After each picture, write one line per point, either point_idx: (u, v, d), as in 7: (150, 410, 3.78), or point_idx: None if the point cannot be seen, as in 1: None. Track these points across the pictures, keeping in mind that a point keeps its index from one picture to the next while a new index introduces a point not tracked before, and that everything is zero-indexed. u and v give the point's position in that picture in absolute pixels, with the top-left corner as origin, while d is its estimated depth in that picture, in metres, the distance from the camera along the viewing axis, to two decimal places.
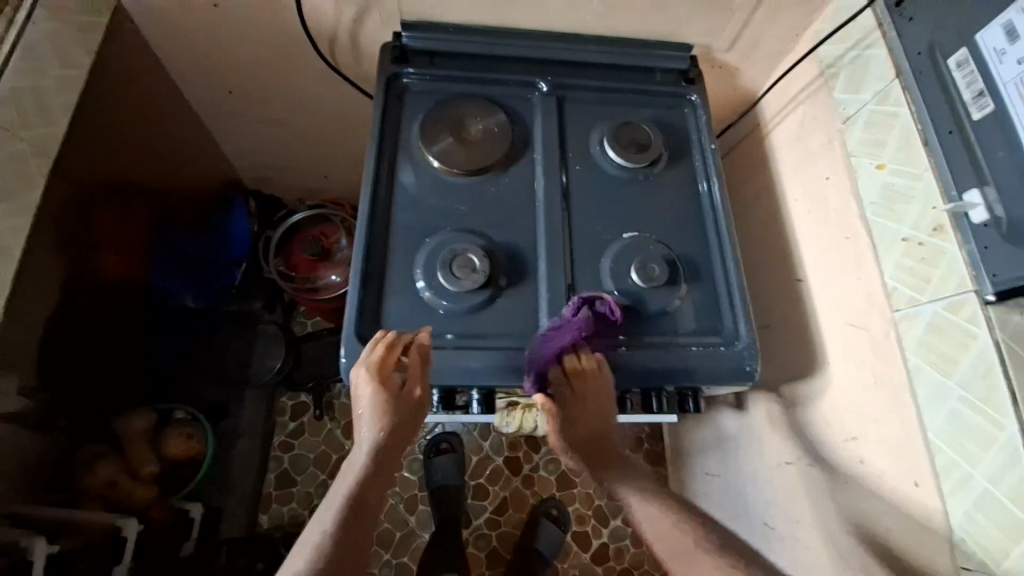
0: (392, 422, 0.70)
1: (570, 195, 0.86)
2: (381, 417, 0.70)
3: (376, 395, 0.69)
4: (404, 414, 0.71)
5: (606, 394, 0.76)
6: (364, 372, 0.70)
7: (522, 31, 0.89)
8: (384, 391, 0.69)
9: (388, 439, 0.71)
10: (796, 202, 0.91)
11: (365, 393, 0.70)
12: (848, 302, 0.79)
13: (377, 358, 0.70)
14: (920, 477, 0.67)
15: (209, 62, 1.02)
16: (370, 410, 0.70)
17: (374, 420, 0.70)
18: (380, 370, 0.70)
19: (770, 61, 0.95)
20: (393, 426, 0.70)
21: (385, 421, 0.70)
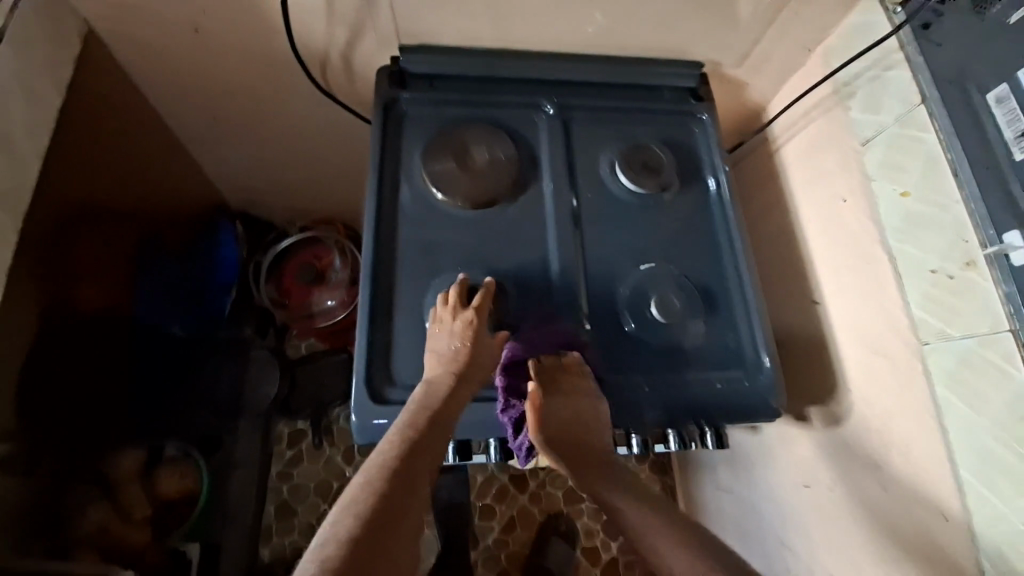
0: (472, 368, 0.66)
1: (581, 223, 0.81)
2: (466, 359, 0.65)
3: (473, 336, 0.66)
4: (484, 365, 0.67)
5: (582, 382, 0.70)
6: (469, 311, 0.68)
7: (525, 51, 0.85)
8: (482, 336, 0.68)
9: (463, 384, 0.64)
10: (810, 222, 0.89)
11: (457, 333, 0.67)
12: (868, 329, 0.77)
13: (480, 303, 0.69)
14: (950, 511, 0.66)
15: (190, 86, 0.95)
16: (459, 350, 0.66)
17: (460, 359, 0.65)
18: (482, 314, 0.68)
19: (780, 76, 0.92)
20: (474, 370, 0.66)
21: (467, 364, 0.65)
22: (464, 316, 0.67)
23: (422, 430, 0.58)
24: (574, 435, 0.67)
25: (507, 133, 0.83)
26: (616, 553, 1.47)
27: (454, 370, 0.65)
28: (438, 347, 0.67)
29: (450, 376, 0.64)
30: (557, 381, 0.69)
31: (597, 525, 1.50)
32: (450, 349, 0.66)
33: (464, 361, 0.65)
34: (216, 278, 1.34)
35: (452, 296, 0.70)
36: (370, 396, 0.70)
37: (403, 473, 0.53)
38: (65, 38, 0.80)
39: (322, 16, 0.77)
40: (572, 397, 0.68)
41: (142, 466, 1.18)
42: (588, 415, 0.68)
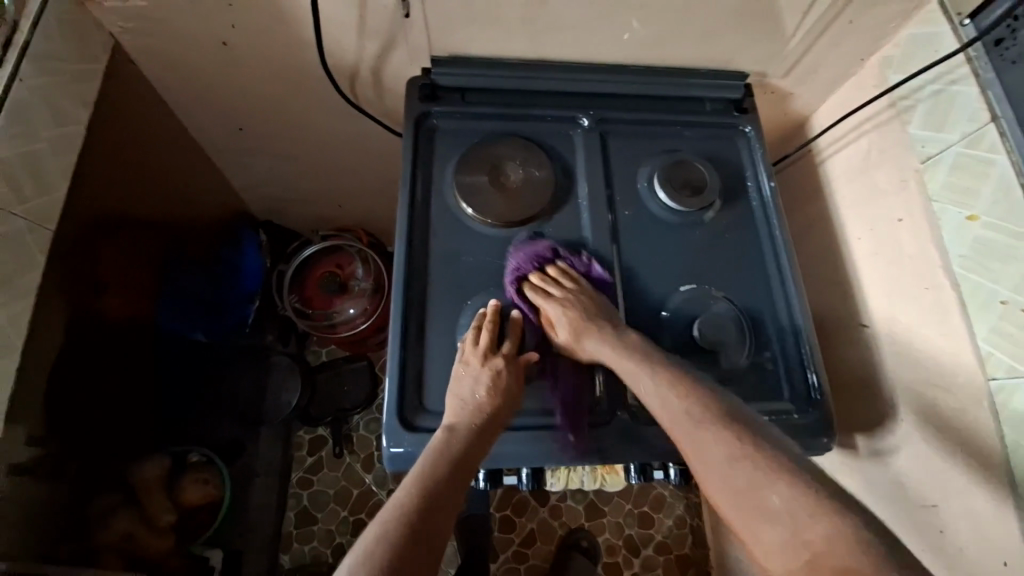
0: (498, 418, 0.63)
1: (619, 242, 0.78)
2: (495, 409, 0.63)
3: (503, 385, 0.64)
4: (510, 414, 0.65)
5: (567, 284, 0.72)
6: (500, 358, 0.66)
7: (561, 62, 0.81)
8: (512, 384, 0.65)
9: (487, 433, 0.62)
10: (860, 242, 0.84)
11: (486, 380, 0.64)
12: (926, 360, 0.72)
13: (511, 350, 0.67)
14: (1009, 558, 0.62)
15: (216, 100, 0.94)
16: (488, 399, 0.63)
17: (488, 408, 0.63)
18: (512, 362, 0.66)
19: (829, 86, 0.87)
20: (497, 421, 0.63)
21: (493, 413, 0.63)
22: (493, 363, 0.65)
23: (443, 478, 0.55)
24: (581, 327, 0.68)
25: (542, 148, 0.80)
26: (638, 570, 1.44)
27: (479, 418, 0.62)
28: (463, 391, 0.64)
29: (473, 425, 0.61)
30: (551, 287, 0.71)
31: (619, 541, 1.47)
32: (478, 394, 0.64)
33: (489, 410, 0.63)
34: (240, 286, 1.32)
35: (483, 339, 0.66)
36: (401, 423, 0.67)
37: (422, 526, 0.50)
38: (91, 55, 0.79)
39: (352, 30, 0.75)
40: (571, 297, 0.70)
41: (166, 474, 1.19)
42: (592, 304, 0.69)
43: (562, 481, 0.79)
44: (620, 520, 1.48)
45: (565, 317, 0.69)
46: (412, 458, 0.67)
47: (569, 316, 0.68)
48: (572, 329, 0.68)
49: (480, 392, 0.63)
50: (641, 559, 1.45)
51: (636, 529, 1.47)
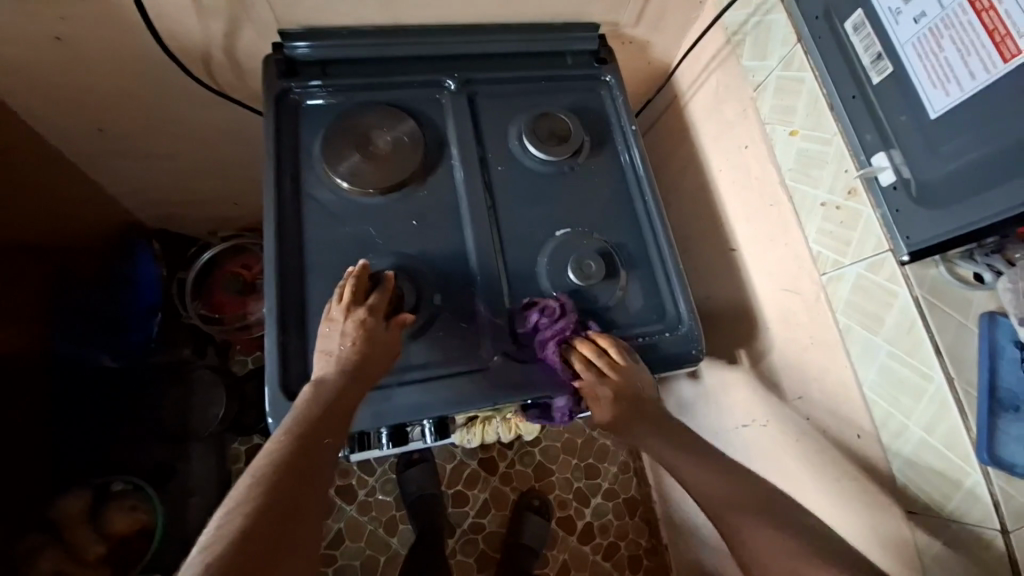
0: (372, 366, 0.63)
1: (494, 199, 0.81)
2: (366, 356, 0.63)
3: (369, 336, 0.63)
4: (385, 362, 0.65)
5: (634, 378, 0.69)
6: (360, 309, 0.65)
7: (417, 27, 0.82)
8: (376, 332, 0.64)
9: (360, 380, 0.61)
10: (720, 172, 0.91)
11: (351, 334, 0.63)
12: (778, 269, 0.80)
13: (378, 305, 0.66)
14: (862, 429, 0.70)
15: (70, 105, 0.89)
16: (354, 348, 0.62)
17: (358, 356, 0.62)
18: (376, 316, 0.66)
19: (678, 31, 0.93)
20: (370, 366, 0.63)
21: (367, 360, 0.62)
22: (356, 315, 0.64)
23: (315, 423, 0.55)
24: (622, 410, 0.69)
25: (409, 113, 0.81)
26: (590, 518, 1.51)
27: (351, 365, 0.61)
28: (330, 349, 0.63)
29: (344, 370, 0.61)
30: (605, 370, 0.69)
31: (569, 495, 1.53)
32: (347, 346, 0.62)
33: (359, 356, 0.62)
34: (139, 302, 1.28)
35: (345, 293, 0.66)
36: (285, 395, 0.68)
37: (295, 470, 0.49)
38: None
39: (191, 10, 0.73)
40: (614, 384, 0.68)
41: (91, 507, 1.14)
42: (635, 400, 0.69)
43: (477, 435, 0.88)
44: (568, 475, 1.55)
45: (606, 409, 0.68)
46: None
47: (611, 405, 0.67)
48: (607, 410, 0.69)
49: (344, 343, 0.63)
50: (592, 507, 1.52)
51: (584, 480, 1.54)
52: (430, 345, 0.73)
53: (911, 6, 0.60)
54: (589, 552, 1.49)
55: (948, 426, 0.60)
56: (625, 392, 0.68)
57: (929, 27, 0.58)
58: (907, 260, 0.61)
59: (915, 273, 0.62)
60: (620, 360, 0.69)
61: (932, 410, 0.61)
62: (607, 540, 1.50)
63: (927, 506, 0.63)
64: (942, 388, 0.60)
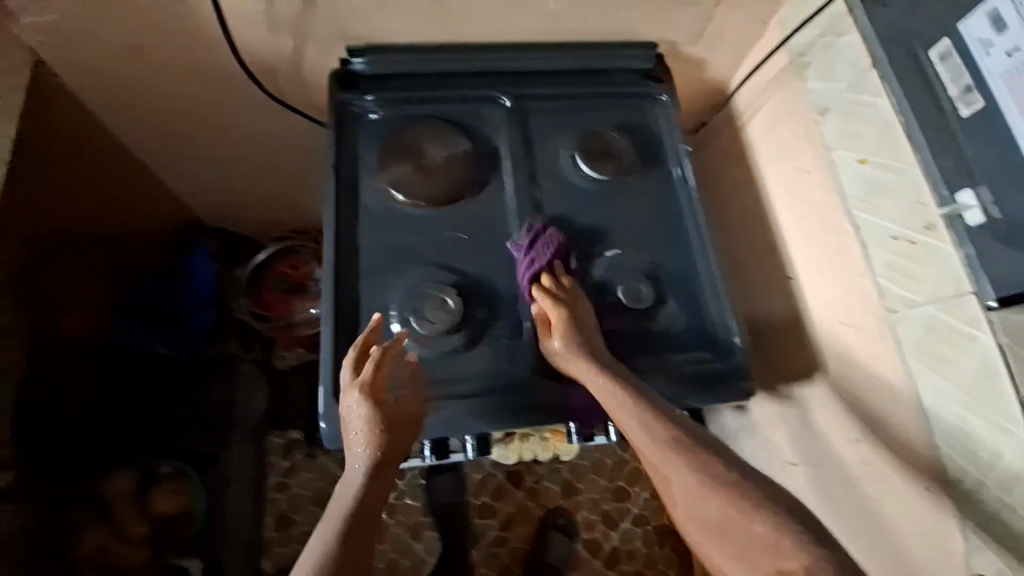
0: (396, 449, 0.64)
1: (542, 217, 0.80)
2: (386, 444, 0.63)
3: (371, 413, 0.63)
4: (411, 439, 0.65)
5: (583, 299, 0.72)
6: (353, 389, 0.65)
7: (473, 44, 0.83)
8: (377, 405, 0.64)
9: (386, 468, 0.63)
10: (777, 196, 0.88)
11: (358, 415, 0.64)
12: (837, 301, 0.76)
13: (372, 375, 0.65)
14: (928, 482, 0.64)
15: (141, 111, 0.95)
16: (366, 433, 0.63)
17: (376, 445, 0.62)
18: (373, 387, 0.64)
19: (739, 51, 0.90)
20: (393, 445, 0.63)
21: (388, 446, 0.63)
22: (360, 384, 0.64)
23: (351, 527, 0.57)
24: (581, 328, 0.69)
25: (460, 129, 0.82)
26: (617, 543, 1.48)
27: (376, 449, 0.62)
28: (346, 437, 0.64)
29: (371, 453, 0.62)
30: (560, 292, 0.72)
31: (596, 517, 1.50)
32: (361, 434, 0.63)
33: (380, 434, 0.63)
34: (195, 297, 1.32)
35: (349, 366, 0.66)
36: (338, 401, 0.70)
37: None
38: (12, 70, 0.79)
39: (263, 27, 0.76)
40: (570, 307, 0.71)
41: (137, 486, 1.21)
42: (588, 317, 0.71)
43: (513, 452, 0.87)
44: (596, 496, 1.51)
45: (558, 326, 0.69)
46: None
47: (563, 323, 0.69)
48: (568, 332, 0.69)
49: (360, 420, 0.63)
50: (619, 531, 1.48)
51: (612, 503, 1.51)
52: (475, 359, 0.74)
53: (1004, 39, 0.57)
54: None
55: None
56: (577, 312, 0.71)
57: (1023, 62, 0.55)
58: (995, 305, 0.57)
59: (1001, 320, 0.57)
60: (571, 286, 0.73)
61: (1015, 471, 0.55)
62: (634, 567, 1.46)
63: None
64: None
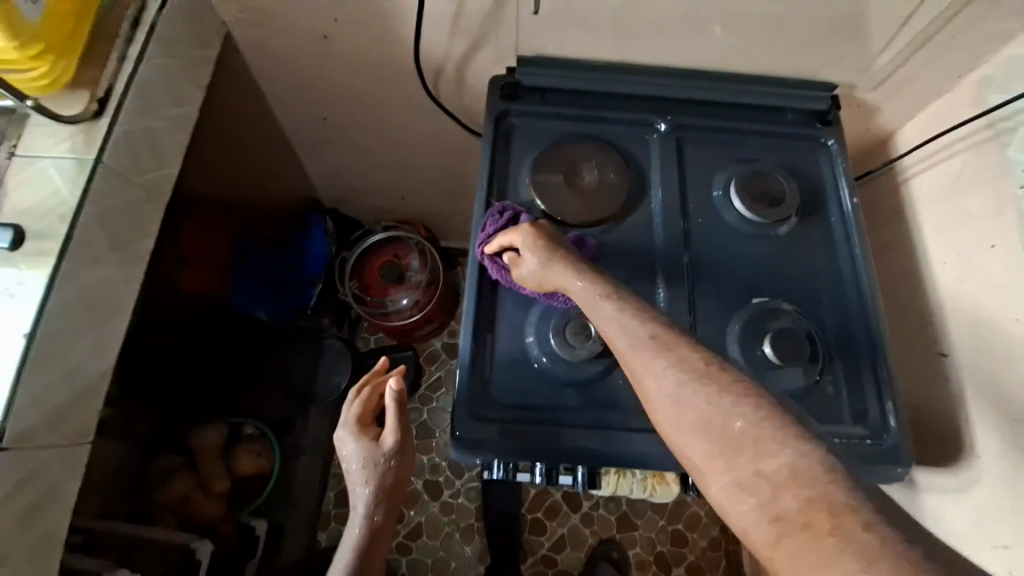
0: (395, 473, 0.75)
1: (690, 250, 0.77)
2: (374, 479, 0.74)
3: (357, 451, 0.75)
4: (406, 464, 0.77)
5: (546, 230, 0.69)
6: (343, 430, 0.77)
7: (642, 66, 0.83)
8: (360, 441, 0.75)
9: (384, 494, 0.74)
10: (944, 264, 0.81)
11: (350, 454, 0.76)
12: (1012, 395, 0.68)
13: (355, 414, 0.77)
14: None
15: (306, 92, 0.99)
16: (357, 470, 0.74)
17: (367, 481, 0.74)
18: (357, 424, 0.77)
19: (917, 103, 0.85)
20: (390, 468, 0.75)
21: (380, 475, 0.74)
22: (353, 423, 0.77)
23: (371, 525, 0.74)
24: (557, 257, 0.67)
25: (618, 151, 0.81)
26: None
27: (372, 477, 0.74)
28: (345, 474, 0.76)
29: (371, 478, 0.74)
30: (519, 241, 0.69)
31: (649, 557, 1.44)
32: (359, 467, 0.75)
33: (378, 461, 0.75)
34: (305, 271, 1.38)
35: (344, 415, 0.77)
36: (469, 412, 0.69)
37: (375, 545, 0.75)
38: (207, 40, 0.81)
39: (446, 30, 0.80)
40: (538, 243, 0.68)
41: (224, 442, 1.25)
42: (559, 243, 0.68)
43: (611, 487, 0.76)
44: (652, 535, 1.46)
45: (525, 248, 0.68)
46: (483, 449, 0.68)
47: (529, 242, 0.68)
48: (547, 272, 0.67)
49: (357, 454, 0.75)
50: None
51: (669, 546, 1.45)
52: (604, 392, 0.71)
53: None
54: None
55: None
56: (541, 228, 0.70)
57: None
58: None
59: None
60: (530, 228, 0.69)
61: None
62: None
63: None
64: None
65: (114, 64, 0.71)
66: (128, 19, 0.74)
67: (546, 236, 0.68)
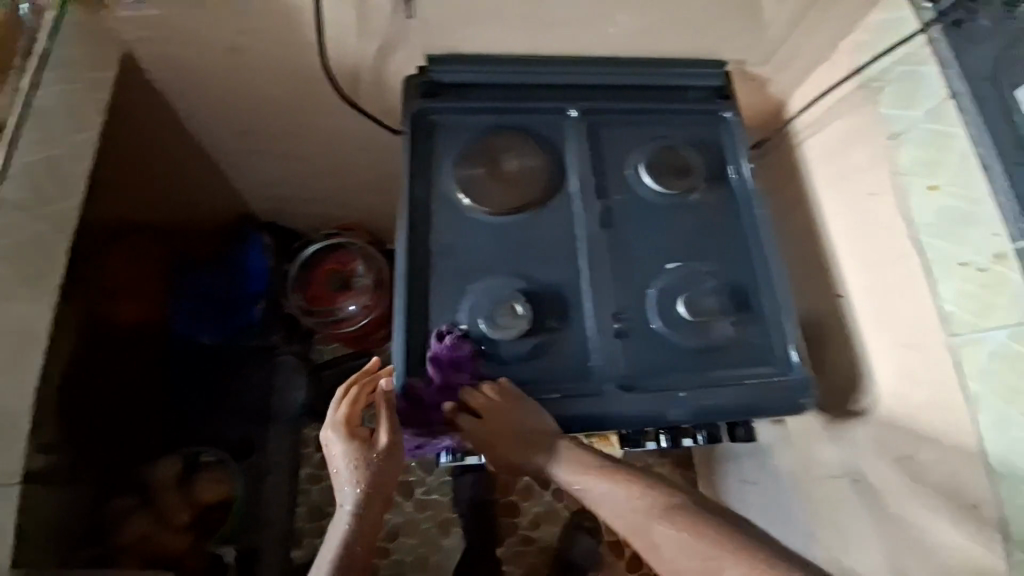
0: (385, 473, 0.68)
1: (609, 227, 0.82)
2: (365, 477, 0.67)
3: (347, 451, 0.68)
4: (397, 464, 0.70)
5: (514, 422, 0.69)
6: (330, 433, 0.70)
7: (550, 57, 0.86)
8: (350, 441, 0.69)
9: (374, 495, 0.67)
10: (834, 217, 0.90)
11: (338, 456, 0.69)
12: (900, 323, 0.78)
13: (343, 415, 0.71)
14: (979, 499, 0.67)
15: (224, 106, 0.98)
16: (347, 471, 0.67)
17: (357, 481, 0.67)
18: (346, 426, 0.70)
19: (804, 72, 0.93)
20: (380, 469, 0.68)
21: (371, 475, 0.67)
22: (342, 425, 0.70)
23: (360, 531, 0.65)
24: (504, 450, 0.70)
25: (537, 140, 0.85)
26: None
27: (364, 477, 0.67)
28: (333, 478, 0.69)
29: (362, 479, 0.67)
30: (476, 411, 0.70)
31: None
32: (348, 469, 0.68)
33: (368, 461, 0.68)
34: (246, 288, 1.31)
35: (333, 419, 0.71)
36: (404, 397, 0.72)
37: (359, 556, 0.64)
38: (107, 62, 0.83)
39: (354, 33, 0.81)
40: (489, 428, 0.70)
41: (183, 472, 1.13)
42: (509, 436, 0.69)
43: None
44: None
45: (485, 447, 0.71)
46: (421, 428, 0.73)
47: (487, 444, 0.70)
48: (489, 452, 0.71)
49: (346, 456, 0.68)
50: None
51: None
52: (543, 367, 0.75)
53: None
54: None
55: None
56: (501, 418, 0.69)
57: None
58: None
59: None
60: (495, 404, 0.70)
61: None
62: None
63: None
64: None
65: (10, 98, 0.77)
66: (22, 50, 0.79)
67: (508, 429, 0.69)
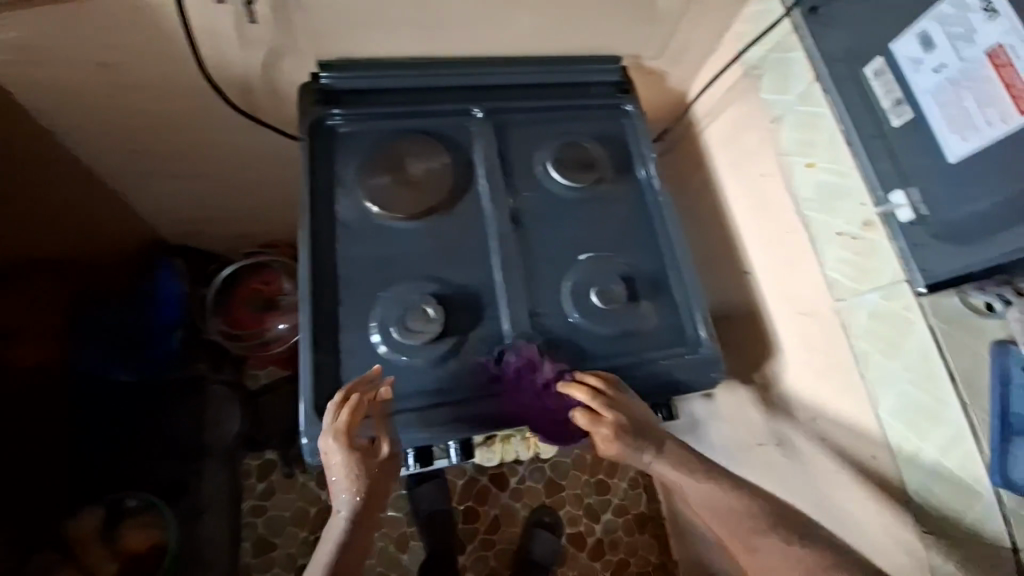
0: (381, 485, 0.65)
1: (520, 224, 0.83)
2: (366, 490, 0.63)
3: (348, 462, 0.63)
4: (394, 474, 0.67)
5: (635, 414, 0.69)
6: (329, 439, 0.63)
7: (448, 59, 0.87)
8: (351, 452, 0.63)
9: (372, 506, 0.64)
10: (736, 198, 0.94)
11: (337, 464, 0.63)
12: (798, 293, 0.82)
13: (345, 422, 0.64)
14: (877, 450, 0.72)
15: (110, 126, 0.92)
16: (346, 481, 0.63)
17: (358, 492, 0.63)
18: (347, 434, 0.64)
19: (697, 62, 0.97)
20: (380, 481, 0.65)
21: (370, 488, 0.63)
22: (343, 430, 0.63)
23: (356, 541, 0.62)
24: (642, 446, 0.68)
25: (442, 143, 0.84)
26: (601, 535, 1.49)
27: (364, 489, 0.63)
28: (329, 484, 0.64)
29: (362, 490, 0.63)
30: (601, 410, 0.68)
31: (579, 511, 1.51)
32: (343, 477, 0.63)
33: (370, 473, 0.63)
34: (158, 318, 1.18)
35: (337, 422, 0.64)
36: (316, 414, 0.70)
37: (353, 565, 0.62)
38: None
39: (236, 43, 0.78)
40: (623, 425, 0.67)
41: (105, 522, 1.05)
42: (638, 432, 0.68)
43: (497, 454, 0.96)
44: (579, 491, 1.52)
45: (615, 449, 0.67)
46: None
47: (621, 445, 0.67)
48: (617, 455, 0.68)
49: (346, 465, 0.63)
50: (602, 524, 1.49)
51: (595, 496, 1.52)
52: (460, 368, 0.75)
53: (932, 57, 0.67)
54: (600, 570, 1.45)
55: (965, 455, 0.63)
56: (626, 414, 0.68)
57: (949, 77, 0.66)
58: (924, 291, 0.66)
59: (930, 305, 0.67)
60: (614, 397, 0.69)
61: (947, 439, 0.65)
62: (617, 558, 1.47)
63: (941, 527, 0.65)
64: (958, 424, 0.64)
65: None
66: None
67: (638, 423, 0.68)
